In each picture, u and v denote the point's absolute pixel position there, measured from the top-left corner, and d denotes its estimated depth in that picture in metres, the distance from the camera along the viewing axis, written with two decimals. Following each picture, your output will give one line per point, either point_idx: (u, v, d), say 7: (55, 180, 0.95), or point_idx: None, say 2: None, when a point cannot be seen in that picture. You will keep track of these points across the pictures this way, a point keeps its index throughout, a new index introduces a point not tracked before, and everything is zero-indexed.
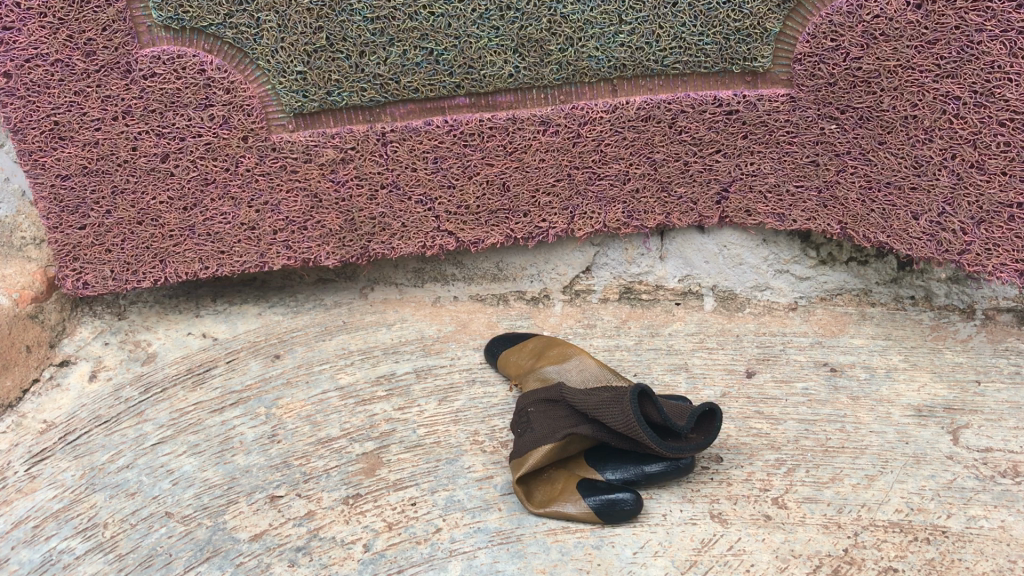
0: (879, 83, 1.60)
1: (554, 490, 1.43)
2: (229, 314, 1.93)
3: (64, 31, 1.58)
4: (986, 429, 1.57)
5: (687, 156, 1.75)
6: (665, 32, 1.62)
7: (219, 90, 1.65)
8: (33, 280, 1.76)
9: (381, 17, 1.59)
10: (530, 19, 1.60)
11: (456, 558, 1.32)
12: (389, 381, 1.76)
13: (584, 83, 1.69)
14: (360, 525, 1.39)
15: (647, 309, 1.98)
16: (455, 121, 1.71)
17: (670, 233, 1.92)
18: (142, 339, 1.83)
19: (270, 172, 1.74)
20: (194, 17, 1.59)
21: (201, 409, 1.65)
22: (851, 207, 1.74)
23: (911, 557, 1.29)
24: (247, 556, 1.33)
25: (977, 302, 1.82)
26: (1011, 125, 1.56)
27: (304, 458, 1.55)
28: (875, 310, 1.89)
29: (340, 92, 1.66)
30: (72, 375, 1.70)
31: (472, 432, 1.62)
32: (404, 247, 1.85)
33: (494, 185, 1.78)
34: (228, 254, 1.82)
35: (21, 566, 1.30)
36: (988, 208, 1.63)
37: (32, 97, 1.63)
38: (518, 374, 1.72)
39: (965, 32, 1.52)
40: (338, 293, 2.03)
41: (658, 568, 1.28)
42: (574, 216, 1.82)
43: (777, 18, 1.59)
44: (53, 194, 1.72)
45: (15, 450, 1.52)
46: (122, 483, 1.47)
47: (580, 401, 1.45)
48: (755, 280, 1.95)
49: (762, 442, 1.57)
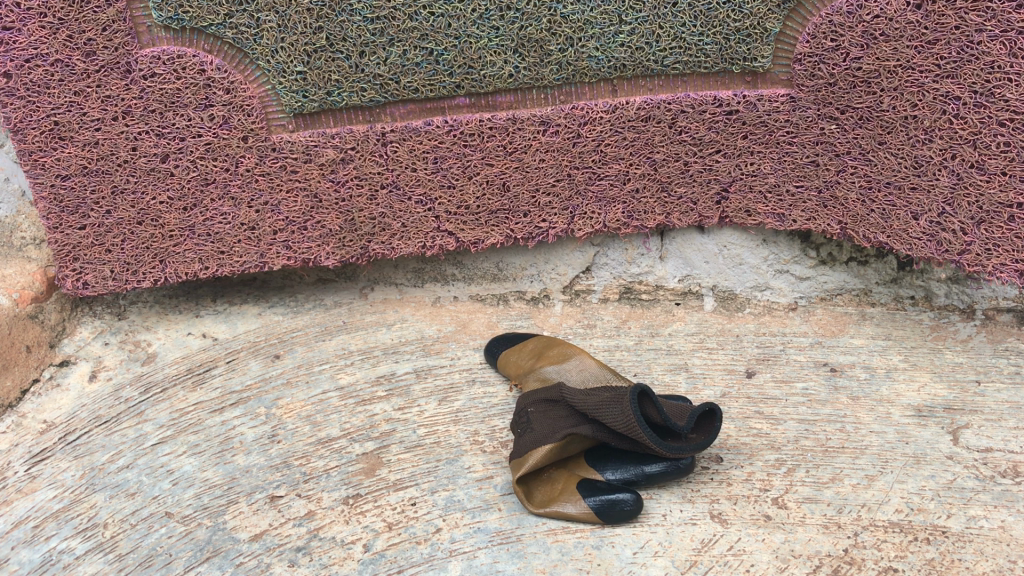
0: (879, 83, 1.60)
1: (554, 490, 1.43)
2: (229, 314, 1.93)
3: (64, 31, 1.58)
4: (986, 429, 1.57)
5: (687, 156, 1.75)
6: (665, 32, 1.62)
7: (219, 90, 1.65)
8: (33, 280, 1.76)
9: (382, 17, 1.59)
10: (530, 19, 1.59)
11: (457, 558, 1.32)
12: (389, 381, 1.76)
13: (584, 83, 1.69)
14: (360, 526, 1.39)
15: (647, 309, 1.98)
16: (455, 121, 1.70)
17: (670, 233, 1.92)
18: (142, 339, 1.83)
19: (270, 172, 1.74)
20: (195, 17, 1.59)
21: (201, 409, 1.65)
22: (851, 207, 1.74)
23: (911, 557, 1.30)
24: (247, 556, 1.33)
25: (977, 302, 1.82)
26: (1011, 125, 1.56)
27: (304, 458, 1.55)
28: (875, 310, 1.89)
29: (340, 92, 1.66)
30: (72, 376, 1.70)
31: (472, 432, 1.62)
32: (404, 248, 1.85)
33: (494, 185, 1.78)
34: (228, 254, 1.81)
35: (21, 566, 1.30)
36: (988, 208, 1.63)
37: (31, 97, 1.63)
38: (518, 374, 1.71)
39: (966, 32, 1.52)
40: (338, 293, 2.02)
41: (658, 568, 1.28)
42: (575, 215, 1.82)
43: (777, 18, 1.59)
44: (53, 194, 1.72)
45: (15, 450, 1.52)
46: (122, 483, 1.47)
47: (580, 401, 1.45)
48: (755, 280, 1.95)
49: (762, 442, 1.57)
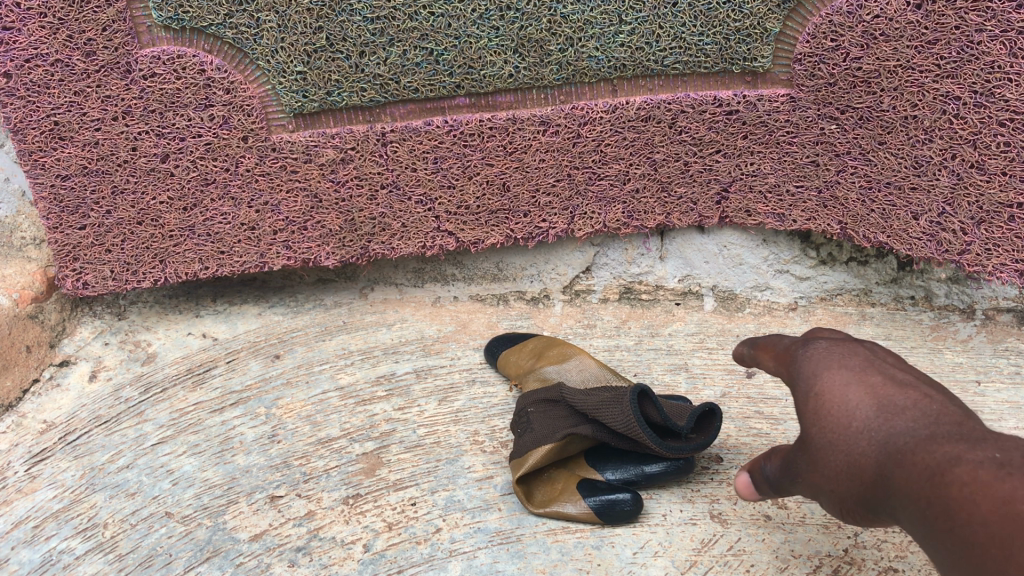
0: (879, 83, 1.60)
1: (554, 490, 1.43)
2: (229, 314, 1.93)
3: (64, 31, 1.58)
4: None
5: (687, 156, 1.75)
6: (665, 32, 1.62)
7: (219, 90, 1.65)
8: (33, 280, 1.76)
9: (382, 17, 1.58)
10: (530, 19, 1.59)
11: (456, 558, 1.33)
12: (389, 381, 1.76)
13: (584, 83, 1.69)
14: (360, 525, 1.40)
15: (647, 309, 1.99)
16: (455, 121, 1.70)
17: (670, 233, 1.92)
18: (142, 339, 1.83)
19: (270, 172, 1.74)
20: (195, 17, 1.59)
21: (201, 409, 1.65)
22: (851, 207, 1.74)
23: (911, 556, 1.29)
24: (247, 556, 1.34)
25: (977, 302, 1.82)
26: (1011, 125, 1.56)
27: (304, 458, 1.55)
28: (875, 310, 1.89)
29: (340, 92, 1.66)
30: (72, 376, 1.70)
31: (472, 432, 1.62)
32: (404, 248, 1.85)
33: (494, 185, 1.78)
34: (228, 254, 1.82)
35: (21, 566, 1.31)
36: (988, 208, 1.63)
37: (31, 97, 1.63)
38: (518, 374, 1.71)
39: (966, 32, 1.52)
40: (338, 293, 2.02)
41: (658, 568, 1.29)
42: (574, 216, 1.83)
43: (777, 18, 1.59)
44: (53, 194, 1.72)
45: (15, 450, 1.52)
46: (122, 483, 1.47)
47: (580, 400, 1.44)
48: (755, 280, 1.95)
49: (762, 442, 1.57)
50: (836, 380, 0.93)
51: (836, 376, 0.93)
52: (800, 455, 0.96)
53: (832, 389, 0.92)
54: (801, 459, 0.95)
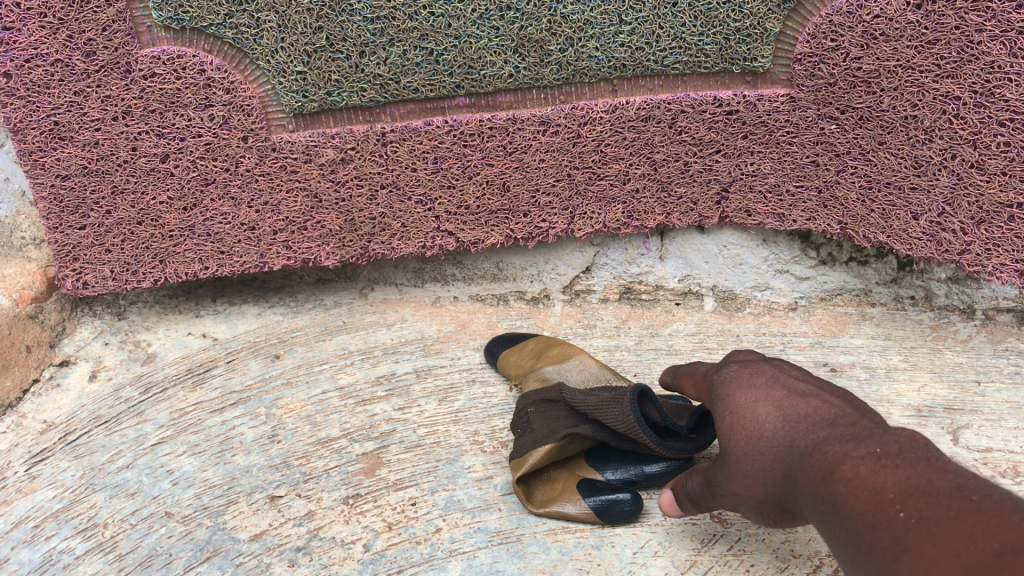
0: (879, 83, 1.60)
1: (554, 490, 1.43)
2: (229, 314, 1.93)
3: (64, 31, 1.58)
4: (986, 429, 1.61)
5: (687, 156, 1.75)
6: (665, 32, 1.62)
7: (219, 90, 1.65)
8: (33, 280, 1.76)
9: (382, 17, 1.58)
10: (530, 19, 1.59)
11: (457, 558, 1.33)
12: (389, 381, 1.76)
13: (584, 83, 1.69)
14: (360, 525, 1.40)
15: (647, 309, 1.99)
16: (455, 121, 1.70)
17: (670, 233, 1.92)
18: (142, 339, 1.83)
19: (270, 172, 1.74)
20: (195, 17, 1.59)
21: (201, 409, 1.65)
22: (851, 207, 1.74)
23: None
24: (247, 556, 1.34)
25: (977, 302, 1.82)
26: (1011, 125, 1.56)
27: (304, 458, 1.55)
28: (875, 310, 1.89)
29: (340, 92, 1.66)
30: (72, 376, 1.70)
31: (472, 432, 1.62)
32: (404, 248, 1.85)
33: (494, 185, 1.78)
34: (228, 254, 1.82)
35: (21, 566, 1.31)
36: (988, 208, 1.63)
37: (31, 97, 1.63)
38: (518, 374, 1.71)
39: (965, 32, 1.52)
40: (338, 293, 2.02)
41: (658, 568, 1.30)
42: (574, 216, 1.83)
43: (777, 18, 1.59)
44: (53, 194, 1.71)
45: (15, 450, 1.52)
46: (122, 483, 1.47)
47: (580, 400, 1.44)
48: (755, 280, 1.95)
49: None
50: (746, 399, 1.05)
51: (747, 394, 1.06)
52: (718, 470, 1.07)
53: (744, 407, 1.04)
54: (721, 472, 1.06)
